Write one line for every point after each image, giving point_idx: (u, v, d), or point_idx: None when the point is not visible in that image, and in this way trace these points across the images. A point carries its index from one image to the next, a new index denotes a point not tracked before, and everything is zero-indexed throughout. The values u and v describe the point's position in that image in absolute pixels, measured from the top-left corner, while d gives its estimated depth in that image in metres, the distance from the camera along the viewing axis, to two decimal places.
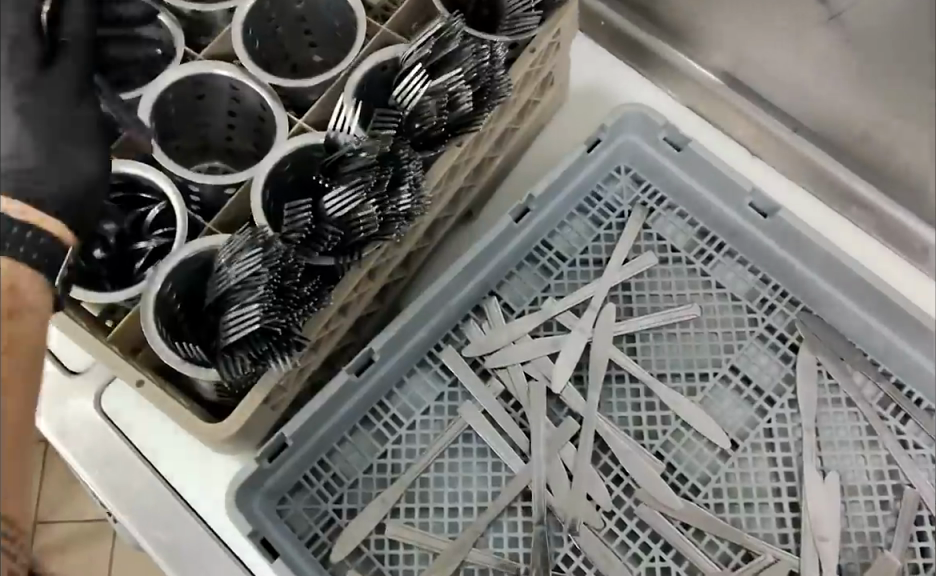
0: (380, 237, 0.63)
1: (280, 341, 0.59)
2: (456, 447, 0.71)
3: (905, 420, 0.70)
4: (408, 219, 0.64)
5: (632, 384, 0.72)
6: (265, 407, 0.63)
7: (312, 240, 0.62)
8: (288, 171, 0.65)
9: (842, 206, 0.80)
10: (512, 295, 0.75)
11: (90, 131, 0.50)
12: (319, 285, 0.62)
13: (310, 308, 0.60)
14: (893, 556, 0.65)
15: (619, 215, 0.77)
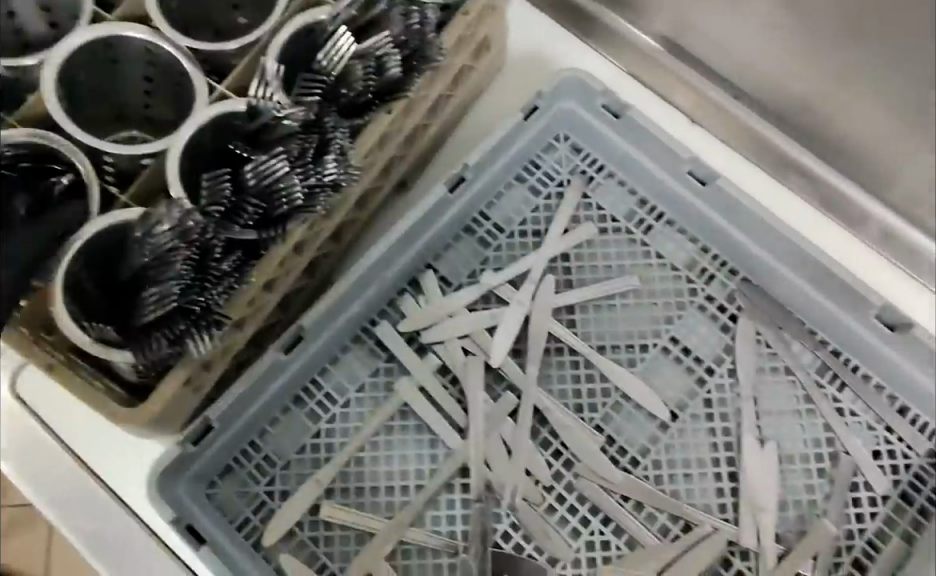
0: (304, 210, 0.60)
1: (199, 320, 0.57)
2: (392, 426, 0.69)
3: (842, 388, 0.70)
4: (335, 190, 0.61)
5: (572, 357, 0.71)
6: (186, 390, 0.60)
7: (231, 213, 0.58)
8: (207, 141, 0.60)
9: (785, 176, 0.80)
10: (450, 268, 0.73)
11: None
12: (239, 261, 0.59)
13: (230, 284, 0.58)
14: (828, 524, 0.65)
15: (558, 184, 0.76)
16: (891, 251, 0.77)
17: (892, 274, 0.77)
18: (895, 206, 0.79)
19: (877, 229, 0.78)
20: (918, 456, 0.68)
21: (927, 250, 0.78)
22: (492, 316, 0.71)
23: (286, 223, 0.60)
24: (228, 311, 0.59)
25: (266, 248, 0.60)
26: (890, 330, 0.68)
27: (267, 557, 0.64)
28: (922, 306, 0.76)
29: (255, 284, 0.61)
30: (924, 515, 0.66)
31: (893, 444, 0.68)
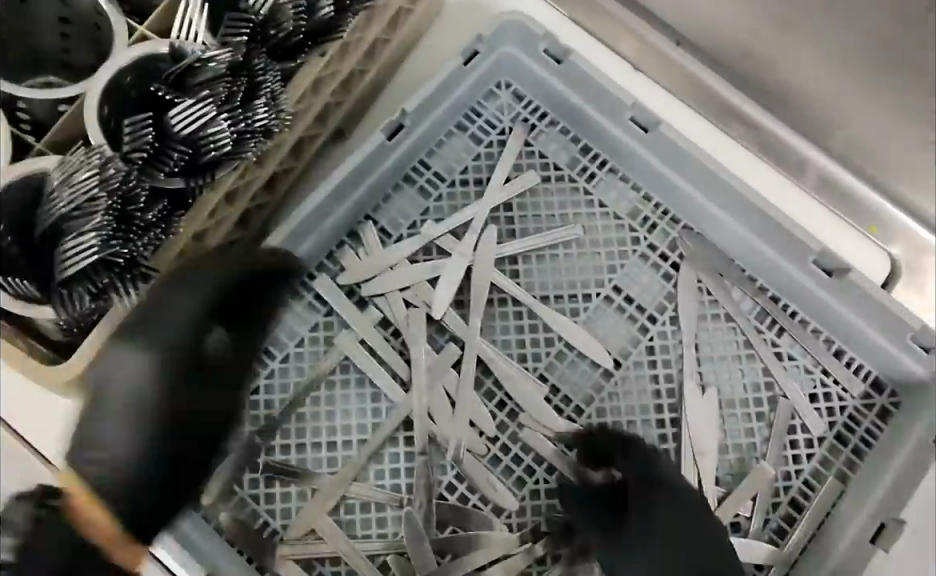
0: (233, 156, 0.57)
1: (123, 273, 0.54)
2: (333, 380, 0.67)
3: (781, 333, 0.70)
4: (266, 136, 0.59)
5: (515, 307, 0.70)
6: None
7: (155, 159, 0.56)
8: (130, 86, 0.56)
9: (726, 123, 0.80)
10: (390, 218, 0.71)
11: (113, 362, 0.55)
12: (166, 210, 0.57)
13: (156, 235, 0.55)
14: (767, 466, 0.66)
15: (500, 132, 0.74)
16: (829, 199, 0.78)
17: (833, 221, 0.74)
18: (834, 152, 0.80)
19: (815, 175, 0.79)
20: (852, 397, 0.69)
21: (863, 197, 0.79)
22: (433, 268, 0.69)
23: (215, 172, 0.58)
24: (155, 264, 0.58)
25: (194, 198, 0.58)
26: (828, 275, 0.68)
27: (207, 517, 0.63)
28: (865, 256, 0.74)
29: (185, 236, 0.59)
30: (858, 455, 0.67)
31: (829, 386, 0.69)
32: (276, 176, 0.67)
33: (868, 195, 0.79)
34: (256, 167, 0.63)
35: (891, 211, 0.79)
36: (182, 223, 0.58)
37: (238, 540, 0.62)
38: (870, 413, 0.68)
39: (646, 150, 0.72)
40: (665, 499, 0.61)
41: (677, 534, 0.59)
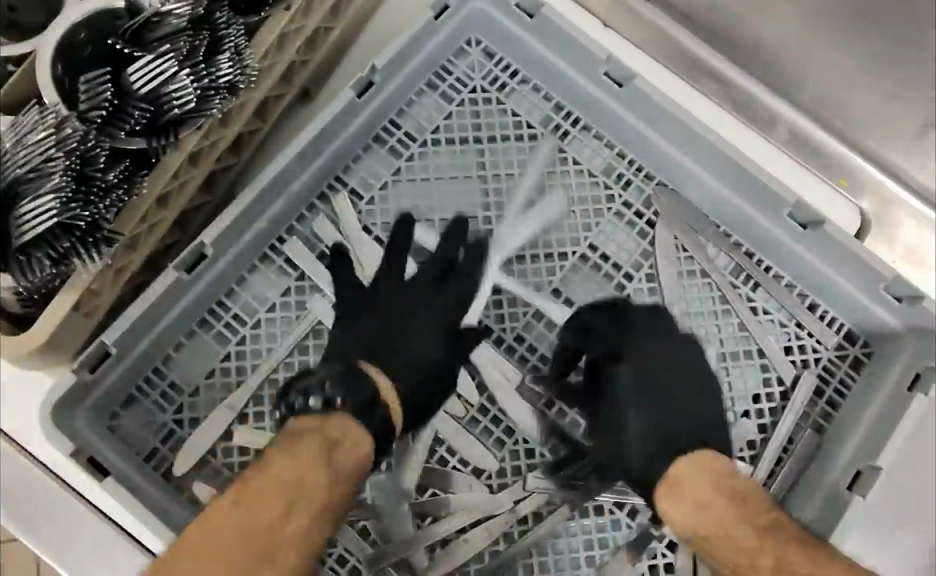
0: (196, 114, 0.55)
1: (84, 237, 0.52)
2: (307, 345, 0.67)
3: (755, 288, 0.71)
4: (230, 92, 0.57)
5: (490, 268, 0.69)
6: (75, 316, 0.56)
7: (114, 118, 0.53)
8: (85, 43, 0.54)
9: (694, 77, 0.80)
10: (360, 180, 0.70)
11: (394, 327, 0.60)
12: (128, 170, 0.54)
13: (118, 196, 0.53)
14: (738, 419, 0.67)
15: (471, 91, 0.73)
16: (800, 154, 0.80)
17: (792, 175, 0.73)
18: (808, 108, 0.80)
19: (785, 131, 0.80)
20: (826, 350, 0.69)
21: (832, 150, 0.80)
22: (424, 241, 0.69)
23: (178, 130, 0.55)
24: (119, 227, 0.55)
25: (158, 157, 0.56)
26: (803, 229, 0.66)
27: (180, 485, 0.63)
28: (838, 211, 0.73)
29: (147, 199, 0.56)
30: (832, 407, 0.68)
31: (803, 338, 0.69)
32: (241, 138, 0.65)
33: (838, 150, 0.80)
34: (220, 127, 0.61)
35: (861, 166, 0.80)
36: (147, 183, 0.56)
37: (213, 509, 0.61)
38: (843, 364, 0.69)
39: (619, 104, 0.70)
40: (635, 337, 0.61)
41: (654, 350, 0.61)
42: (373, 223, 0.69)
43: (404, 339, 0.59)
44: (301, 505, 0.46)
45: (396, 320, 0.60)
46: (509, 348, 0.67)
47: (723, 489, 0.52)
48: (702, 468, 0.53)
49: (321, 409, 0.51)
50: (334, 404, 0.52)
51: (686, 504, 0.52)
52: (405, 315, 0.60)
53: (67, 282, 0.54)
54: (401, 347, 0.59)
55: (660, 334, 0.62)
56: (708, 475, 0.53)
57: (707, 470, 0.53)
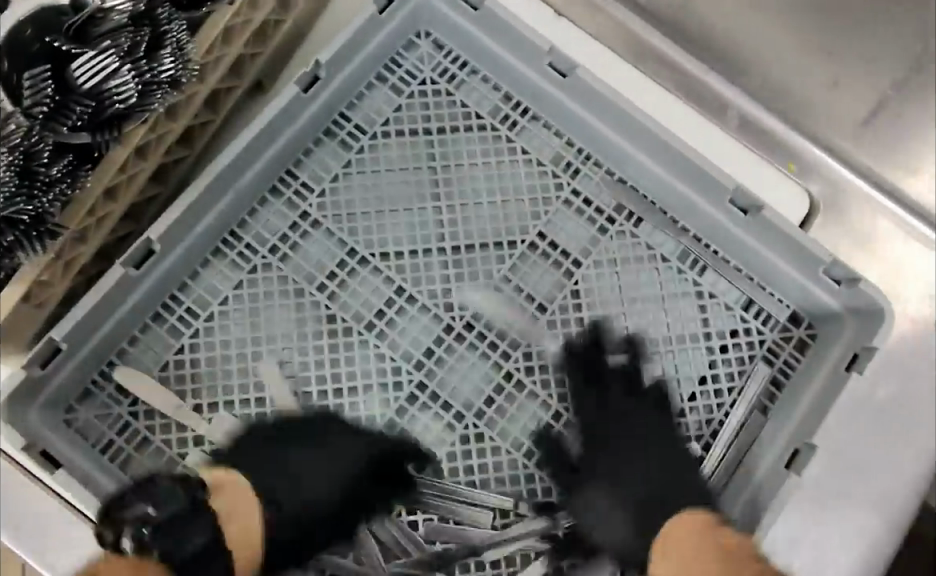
0: (140, 108, 0.56)
1: (29, 230, 0.53)
2: (260, 336, 0.68)
3: (703, 271, 0.72)
4: (172, 87, 0.57)
5: (441, 257, 0.71)
6: (25, 306, 0.58)
7: (57, 113, 0.53)
8: (32, 38, 0.52)
9: (648, 67, 0.79)
10: (311, 172, 0.71)
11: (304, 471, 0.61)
12: (72, 164, 0.55)
13: (62, 190, 0.54)
14: (678, 399, 0.69)
15: (421, 82, 0.74)
16: (753, 142, 0.78)
17: (749, 175, 0.71)
18: (755, 90, 0.79)
19: (737, 116, 0.79)
20: (771, 332, 0.70)
21: (789, 138, 0.78)
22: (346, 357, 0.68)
23: (120, 123, 0.56)
24: (63, 221, 0.57)
25: (102, 151, 0.56)
26: (744, 215, 0.68)
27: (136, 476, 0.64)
28: (784, 196, 0.72)
29: (92, 193, 0.57)
30: (776, 386, 0.69)
31: (748, 321, 0.71)
32: (191, 130, 0.67)
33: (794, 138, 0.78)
34: (168, 121, 0.62)
35: (816, 152, 0.78)
36: (91, 175, 0.57)
37: None
38: (788, 345, 0.70)
39: (564, 94, 0.71)
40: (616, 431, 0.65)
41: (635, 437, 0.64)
42: (324, 215, 0.70)
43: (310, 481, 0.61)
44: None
45: (297, 462, 0.61)
46: (458, 335, 0.69)
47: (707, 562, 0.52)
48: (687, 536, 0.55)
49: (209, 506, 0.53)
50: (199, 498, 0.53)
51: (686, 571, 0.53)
52: (323, 458, 0.62)
53: (14, 275, 0.55)
54: (301, 487, 0.60)
55: (606, 451, 0.64)
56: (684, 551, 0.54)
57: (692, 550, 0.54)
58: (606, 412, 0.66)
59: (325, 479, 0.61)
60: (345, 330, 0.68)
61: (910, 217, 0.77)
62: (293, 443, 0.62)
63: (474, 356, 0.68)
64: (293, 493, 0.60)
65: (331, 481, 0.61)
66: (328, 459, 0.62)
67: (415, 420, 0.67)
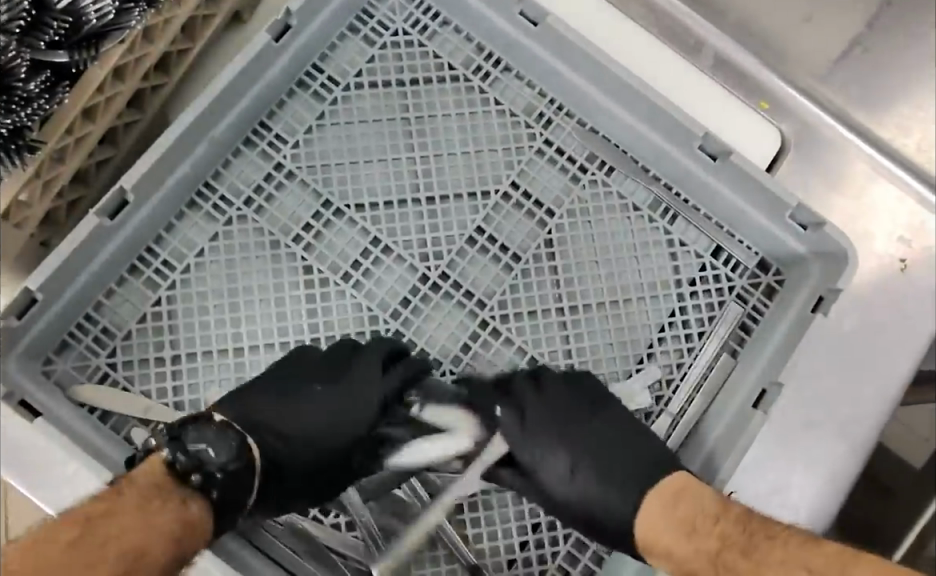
0: (116, 27, 0.56)
1: (7, 141, 0.53)
2: (237, 288, 0.68)
3: (674, 220, 0.73)
4: (151, 7, 0.57)
5: (416, 207, 0.71)
6: (5, 224, 0.58)
7: (33, 29, 0.53)
8: None
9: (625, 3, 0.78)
10: (284, 124, 0.71)
11: (304, 416, 0.59)
12: (50, 81, 0.54)
13: (41, 106, 0.53)
14: (650, 345, 0.70)
15: (393, 34, 0.74)
16: (723, 78, 0.78)
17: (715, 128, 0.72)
18: (731, 32, 0.79)
19: (710, 56, 0.78)
20: (740, 278, 0.72)
21: (757, 76, 0.79)
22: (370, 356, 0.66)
23: (97, 43, 0.55)
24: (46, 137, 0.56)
25: (81, 69, 0.56)
26: (713, 160, 0.69)
27: (117, 426, 0.64)
28: (755, 142, 0.73)
29: (72, 111, 0.56)
30: (745, 331, 0.71)
31: (718, 268, 0.72)
32: (168, 64, 0.66)
33: (765, 78, 0.79)
34: (145, 44, 0.61)
35: (794, 96, 0.78)
36: (73, 94, 0.56)
37: None
38: (757, 291, 0.72)
39: (536, 44, 0.72)
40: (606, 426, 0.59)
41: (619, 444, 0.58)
42: (298, 167, 0.70)
43: (291, 426, 0.59)
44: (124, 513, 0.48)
45: (315, 403, 0.60)
46: (434, 285, 0.69)
47: (704, 506, 0.53)
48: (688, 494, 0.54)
49: (172, 460, 0.52)
50: (194, 481, 0.52)
51: (672, 528, 0.53)
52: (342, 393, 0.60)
53: None
54: (285, 427, 0.58)
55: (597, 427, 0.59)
56: (671, 502, 0.54)
57: (680, 490, 0.55)
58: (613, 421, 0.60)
59: (306, 415, 0.59)
60: (322, 281, 0.69)
61: (886, 161, 0.76)
62: (336, 383, 0.61)
63: (449, 305, 0.69)
64: (260, 422, 0.57)
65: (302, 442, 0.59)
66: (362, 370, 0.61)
67: None
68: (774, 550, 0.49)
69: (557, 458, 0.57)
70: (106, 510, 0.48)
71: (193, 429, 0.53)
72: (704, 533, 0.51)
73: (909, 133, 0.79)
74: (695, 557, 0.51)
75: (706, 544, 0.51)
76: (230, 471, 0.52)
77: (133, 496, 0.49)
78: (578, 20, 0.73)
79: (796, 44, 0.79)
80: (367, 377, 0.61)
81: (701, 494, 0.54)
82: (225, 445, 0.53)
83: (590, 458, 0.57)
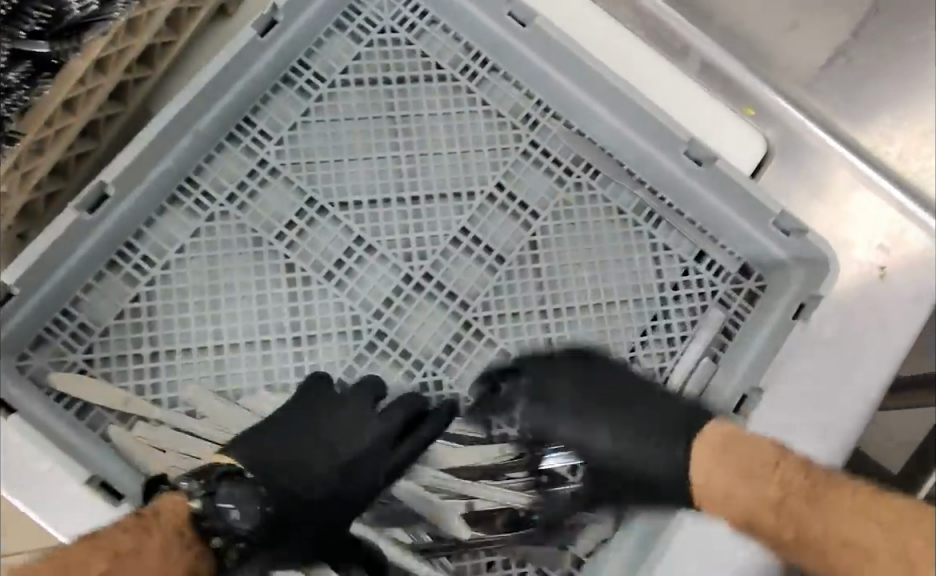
0: (100, 17, 0.55)
1: None
2: (218, 285, 0.67)
3: (658, 224, 0.73)
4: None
5: (401, 207, 0.71)
6: None
7: (13, 18, 0.52)
8: None
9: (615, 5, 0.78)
10: (268, 120, 0.70)
11: (319, 458, 0.56)
12: (30, 72, 0.53)
13: (22, 96, 0.53)
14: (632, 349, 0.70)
15: (381, 31, 0.73)
16: (710, 83, 0.79)
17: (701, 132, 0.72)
18: (717, 37, 0.79)
19: (697, 60, 0.79)
20: (723, 283, 0.72)
21: (741, 81, 0.79)
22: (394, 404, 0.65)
23: (80, 34, 0.55)
24: (26, 130, 0.55)
25: (62, 61, 0.55)
26: (698, 165, 0.69)
27: (93, 424, 0.63)
28: (740, 146, 0.73)
29: (51, 104, 0.55)
30: (727, 336, 0.71)
31: (701, 272, 0.72)
32: (152, 56, 0.65)
33: (750, 84, 0.79)
34: (129, 36, 0.60)
35: (778, 102, 0.79)
36: (54, 85, 0.55)
37: (125, 449, 0.62)
38: (739, 296, 0.72)
39: (523, 46, 0.72)
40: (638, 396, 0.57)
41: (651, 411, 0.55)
42: (282, 163, 0.70)
43: (307, 484, 0.55)
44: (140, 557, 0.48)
45: (325, 446, 0.57)
46: (417, 286, 0.69)
47: (763, 454, 0.49)
48: (735, 438, 0.50)
49: (198, 514, 0.52)
50: (213, 543, 0.53)
51: (723, 472, 0.49)
52: (342, 436, 0.58)
53: None
54: (300, 475, 0.55)
55: (622, 400, 0.57)
56: (719, 447, 0.50)
57: (727, 435, 0.51)
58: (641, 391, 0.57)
59: (314, 458, 0.56)
60: (304, 279, 0.68)
61: (872, 172, 0.76)
62: (333, 427, 0.59)
63: (432, 306, 0.69)
64: (275, 476, 0.54)
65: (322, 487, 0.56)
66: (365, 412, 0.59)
67: (374, 368, 0.68)
68: (840, 505, 0.46)
69: (588, 434, 0.56)
70: (133, 549, 0.48)
71: (226, 486, 0.53)
72: (760, 482, 0.47)
73: (892, 142, 0.79)
74: (749, 502, 0.48)
75: (765, 493, 0.47)
76: (252, 540, 0.53)
77: (155, 542, 0.49)
78: (567, 21, 0.73)
79: (784, 50, 0.79)
80: (385, 441, 0.59)
81: (759, 441, 0.49)
82: (250, 511, 0.52)
83: (621, 425, 0.55)
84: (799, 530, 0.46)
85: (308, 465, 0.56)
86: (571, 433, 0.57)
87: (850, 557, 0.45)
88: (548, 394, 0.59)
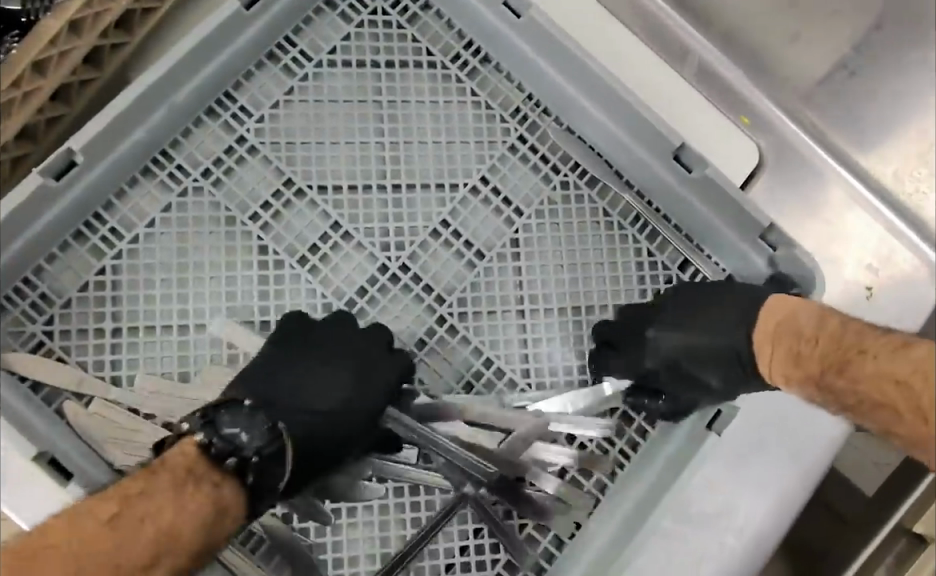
0: None
1: None
2: (188, 263, 0.65)
3: (644, 229, 0.71)
4: None
5: (381, 195, 0.69)
6: None
7: None
8: None
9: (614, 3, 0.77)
10: (250, 96, 0.68)
11: (323, 378, 0.58)
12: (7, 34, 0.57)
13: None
14: None
15: (372, 12, 0.71)
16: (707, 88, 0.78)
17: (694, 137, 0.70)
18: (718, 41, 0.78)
19: (695, 63, 0.78)
20: None
21: (742, 85, 0.78)
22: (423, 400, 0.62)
23: None
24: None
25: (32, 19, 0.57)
26: (689, 172, 0.67)
27: (48, 399, 0.61)
28: (733, 153, 0.71)
29: (17, 68, 0.54)
30: None
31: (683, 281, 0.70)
32: (132, 20, 0.64)
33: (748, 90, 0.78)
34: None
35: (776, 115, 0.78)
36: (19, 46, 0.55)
37: (81, 429, 0.60)
38: None
39: (517, 36, 0.70)
40: (673, 309, 0.61)
41: (687, 323, 0.60)
42: (261, 141, 0.68)
43: (315, 403, 0.57)
44: (152, 499, 0.49)
45: (323, 367, 0.58)
46: (392, 277, 0.67)
47: (803, 331, 0.51)
48: (787, 326, 0.53)
49: (205, 445, 0.52)
50: (229, 466, 0.52)
51: (781, 359, 0.52)
52: (334, 357, 0.59)
53: None
54: (309, 395, 0.57)
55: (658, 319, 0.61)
56: (773, 337, 0.54)
57: (782, 321, 0.53)
58: (695, 295, 0.61)
59: (317, 381, 0.58)
60: (276, 262, 0.66)
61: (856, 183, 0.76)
62: (327, 352, 0.59)
63: (407, 298, 0.67)
64: (279, 402, 0.56)
65: (333, 403, 0.57)
66: (350, 336, 0.60)
67: None
68: (863, 360, 0.47)
69: (668, 331, 0.60)
70: (145, 491, 0.49)
71: (226, 415, 0.54)
72: (806, 357, 0.50)
73: (887, 162, 0.78)
74: (806, 382, 0.50)
75: (810, 369, 0.50)
76: (265, 453, 0.53)
77: (167, 480, 0.50)
78: (565, 13, 0.71)
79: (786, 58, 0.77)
80: (383, 352, 0.60)
81: (803, 318, 0.52)
82: (258, 430, 0.53)
83: (695, 332, 0.59)
84: (843, 397, 0.48)
85: (313, 390, 0.57)
86: (659, 345, 0.60)
87: (886, 414, 0.46)
88: (618, 346, 0.64)
